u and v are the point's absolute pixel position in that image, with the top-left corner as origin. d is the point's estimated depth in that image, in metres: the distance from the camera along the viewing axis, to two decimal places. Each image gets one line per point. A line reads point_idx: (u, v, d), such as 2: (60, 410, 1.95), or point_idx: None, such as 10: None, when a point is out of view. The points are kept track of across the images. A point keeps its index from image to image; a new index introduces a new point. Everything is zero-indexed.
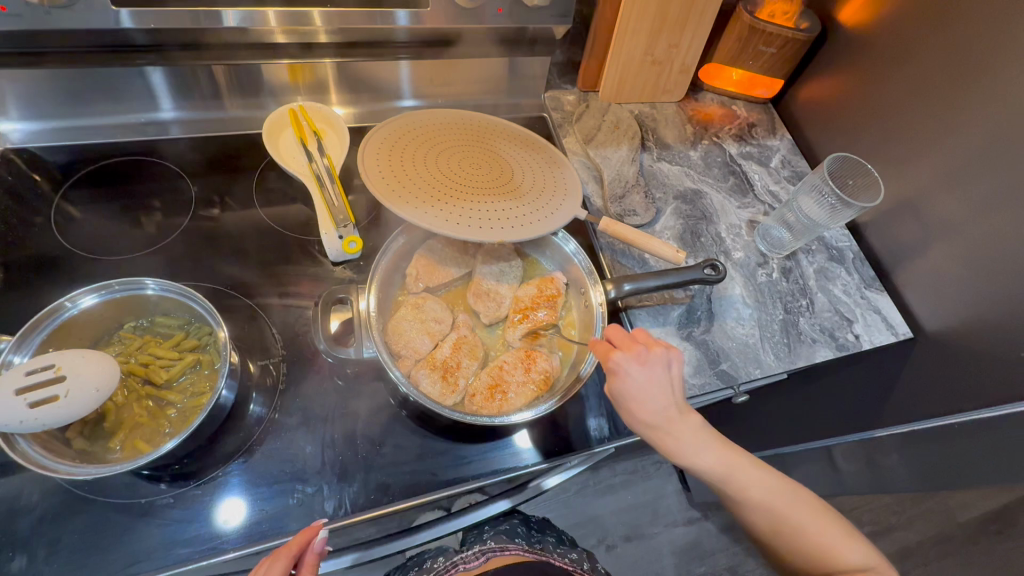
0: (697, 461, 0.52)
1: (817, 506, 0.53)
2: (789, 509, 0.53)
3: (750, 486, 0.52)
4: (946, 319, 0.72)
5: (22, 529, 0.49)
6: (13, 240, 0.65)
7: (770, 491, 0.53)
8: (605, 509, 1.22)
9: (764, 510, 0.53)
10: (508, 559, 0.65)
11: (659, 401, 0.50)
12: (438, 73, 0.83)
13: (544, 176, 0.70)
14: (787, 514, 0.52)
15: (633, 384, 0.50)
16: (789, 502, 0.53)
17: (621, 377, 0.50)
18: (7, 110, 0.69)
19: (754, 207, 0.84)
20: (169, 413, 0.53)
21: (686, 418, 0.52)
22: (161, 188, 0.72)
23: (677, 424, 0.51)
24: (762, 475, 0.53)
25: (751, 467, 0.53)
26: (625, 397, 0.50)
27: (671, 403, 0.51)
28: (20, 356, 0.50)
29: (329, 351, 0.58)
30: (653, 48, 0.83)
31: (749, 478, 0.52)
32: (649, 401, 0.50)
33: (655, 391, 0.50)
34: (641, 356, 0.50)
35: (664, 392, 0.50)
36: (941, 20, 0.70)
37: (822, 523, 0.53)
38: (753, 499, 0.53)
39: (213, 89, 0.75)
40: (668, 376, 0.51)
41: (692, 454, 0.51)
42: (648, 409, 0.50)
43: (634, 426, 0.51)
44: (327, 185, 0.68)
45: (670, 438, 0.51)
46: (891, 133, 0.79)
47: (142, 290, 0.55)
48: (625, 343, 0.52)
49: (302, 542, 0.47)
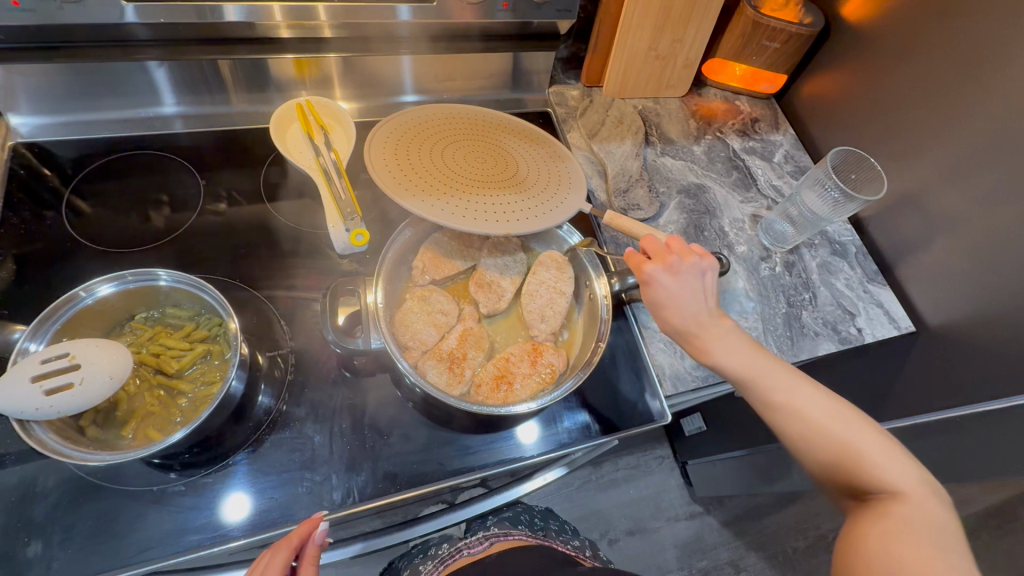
0: (722, 362, 0.51)
1: (857, 420, 0.47)
2: (823, 417, 0.47)
3: (776, 390, 0.49)
4: (949, 312, 0.72)
5: (37, 515, 0.50)
6: (25, 233, 0.66)
7: (796, 397, 0.49)
8: (608, 503, 1.22)
9: (790, 411, 0.48)
10: (511, 544, 0.66)
11: (693, 304, 0.51)
12: (442, 69, 0.83)
13: (548, 170, 0.71)
14: (815, 420, 0.47)
15: (663, 292, 0.51)
16: (822, 409, 0.48)
17: (653, 287, 0.52)
18: (18, 105, 0.70)
19: (758, 202, 0.84)
20: (181, 403, 0.54)
21: (718, 323, 0.52)
22: (169, 182, 0.73)
23: (708, 328, 0.51)
24: (794, 380, 0.50)
25: (784, 374, 0.50)
26: (658, 303, 0.51)
27: (702, 309, 0.51)
28: (35, 344, 0.51)
29: (339, 342, 0.58)
30: (657, 43, 0.84)
31: (777, 382, 0.49)
32: (680, 305, 0.51)
33: (687, 295, 0.51)
34: (674, 266, 0.52)
35: (695, 297, 0.51)
36: (944, 14, 0.71)
37: (860, 436, 0.47)
38: (776, 403, 0.49)
39: (220, 84, 0.76)
40: (699, 283, 0.52)
41: (720, 353, 0.51)
42: (679, 314, 0.51)
43: (666, 327, 0.52)
44: (333, 179, 0.69)
45: (698, 339, 0.51)
46: (894, 127, 0.79)
47: (155, 281, 0.56)
48: (660, 255, 0.53)
49: (302, 534, 0.48)
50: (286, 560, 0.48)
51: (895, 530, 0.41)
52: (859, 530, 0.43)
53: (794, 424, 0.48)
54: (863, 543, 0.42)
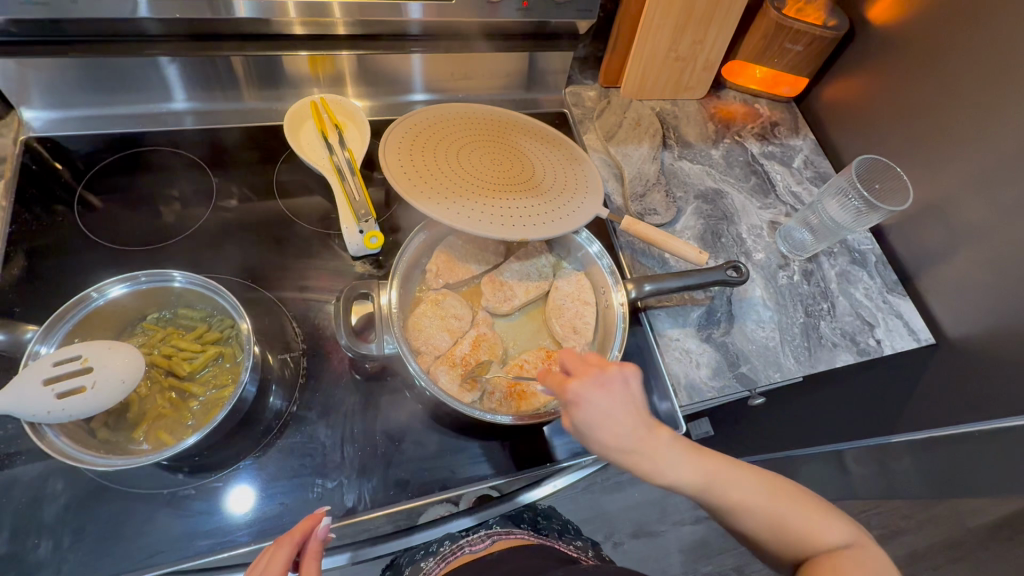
0: (673, 478, 0.45)
1: (794, 493, 0.46)
2: (770, 503, 0.45)
3: (728, 488, 0.45)
4: (970, 326, 0.70)
5: (47, 516, 0.50)
6: (36, 229, 0.66)
7: (742, 492, 0.45)
8: (613, 506, 1.22)
9: (743, 507, 0.45)
10: (511, 542, 0.65)
11: (631, 421, 0.44)
12: (457, 67, 0.81)
13: (564, 173, 0.70)
14: (761, 505, 0.45)
15: (594, 413, 0.44)
16: (762, 495, 0.45)
17: (582, 408, 0.44)
18: (31, 98, 0.70)
19: (777, 208, 0.83)
20: (192, 405, 0.53)
21: (657, 434, 0.45)
22: (181, 179, 0.72)
23: (650, 445, 0.45)
24: (736, 473, 0.46)
25: (724, 467, 0.46)
26: (592, 428, 0.44)
27: (639, 422, 0.44)
28: (47, 346, 0.50)
29: (352, 347, 0.57)
30: (677, 45, 0.82)
31: (725, 481, 0.45)
32: (616, 425, 0.44)
33: (620, 413, 0.44)
34: (597, 380, 0.45)
35: (629, 411, 0.44)
36: (975, 18, 0.69)
37: (801, 510, 0.45)
38: (732, 502, 0.45)
39: (232, 81, 0.75)
40: (629, 396, 0.45)
41: (669, 469, 0.45)
42: (620, 437, 0.44)
43: (609, 455, 0.45)
44: (348, 180, 0.68)
45: (645, 461, 0.44)
46: (918, 135, 0.78)
47: (168, 282, 0.55)
48: (581, 368, 0.46)
49: (307, 528, 0.47)
50: (288, 558, 0.45)
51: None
52: None
53: (747, 521, 0.45)
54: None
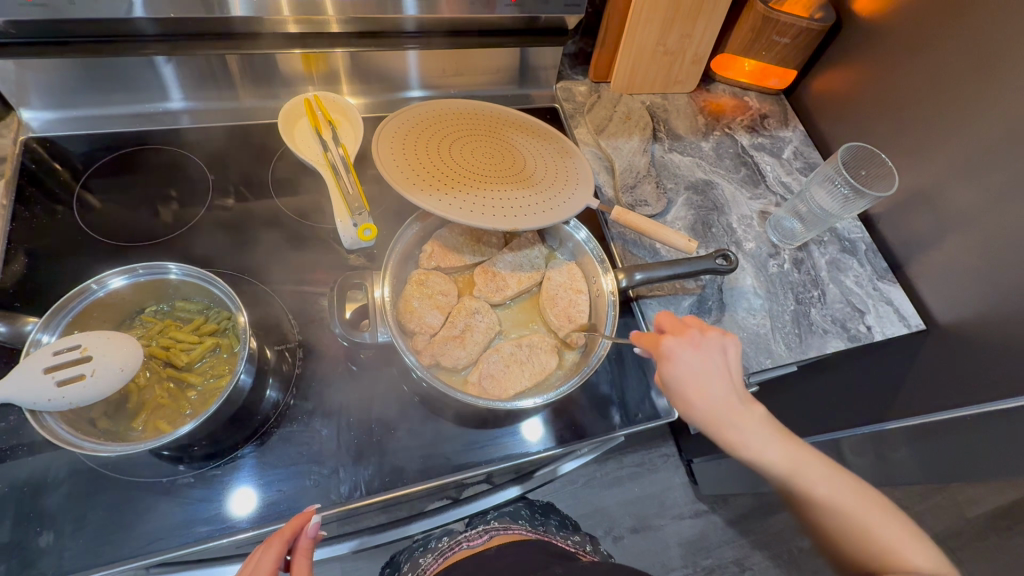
0: (764, 455, 0.46)
1: (887, 510, 0.47)
2: (860, 512, 0.47)
3: (818, 484, 0.47)
4: (958, 310, 0.71)
5: (48, 506, 0.50)
6: (36, 227, 0.67)
7: (845, 496, 0.47)
8: (612, 500, 1.23)
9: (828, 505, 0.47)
10: (510, 536, 0.66)
11: (721, 390, 0.46)
12: (450, 63, 0.82)
13: (555, 165, 0.71)
14: (851, 512, 0.46)
15: (684, 371, 0.46)
16: (846, 494, 0.47)
17: (673, 363, 0.47)
18: (30, 98, 0.71)
19: (766, 198, 0.84)
20: (190, 395, 0.55)
21: (750, 408, 0.47)
22: (178, 178, 0.74)
23: (741, 414, 0.46)
24: (828, 472, 0.48)
25: (819, 466, 0.47)
26: (681, 383, 0.46)
27: (733, 391, 0.46)
28: (47, 335, 0.51)
29: (346, 335, 0.58)
30: (666, 38, 0.83)
31: (812, 475, 0.46)
32: (708, 388, 0.46)
33: (713, 374, 0.46)
34: (693, 342, 0.47)
35: (723, 378, 0.46)
36: (958, 8, 0.70)
37: (890, 526, 0.46)
38: (821, 495, 0.47)
39: (228, 79, 0.76)
40: (725, 362, 0.47)
41: (757, 446, 0.46)
42: (707, 398, 0.46)
43: (691, 417, 0.46)
44: (342, 174, 0.69)
45: (734, 428, 0.46)
46: (904, 123, 0.79)
47: (165, 275, 0.56)
48: (674, 330, 0.49)
49: (296, 526, 0.48)
50: (279, 556, 0.46)
51: None
52: None
53: (841, 523, 0.47)
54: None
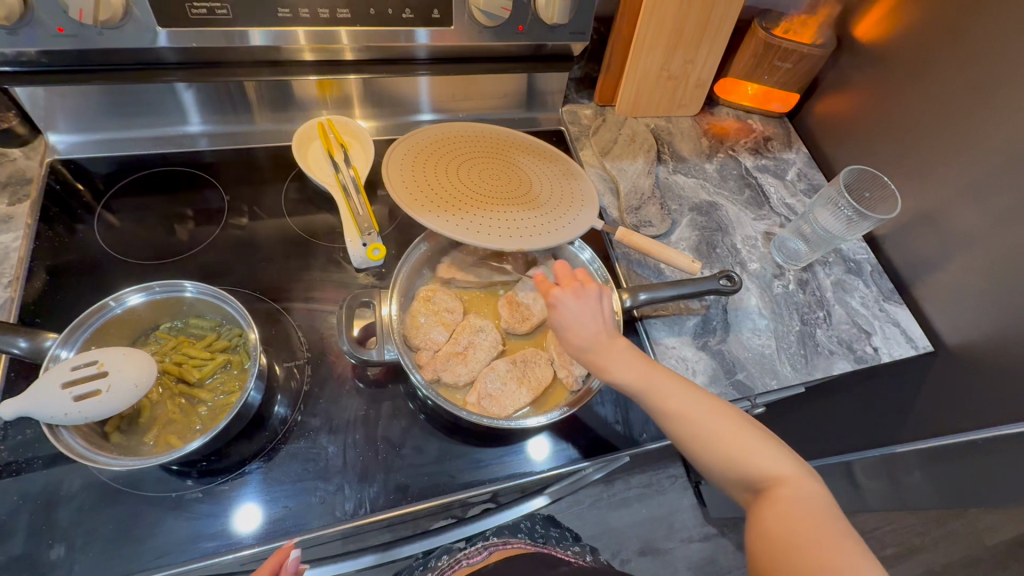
0: (620, 378, 0.50)
1: (737, 420, 0.49)
2: (712, 427, 0.49)
3: (669, 400, 0.49)
4: (966, 332, 0.71)
5: (60, 518, 0.51)
6: (58, 245, 0.69)
7: (700, 412, 0.49)
8: (620, 522, 1.21)
9: (682, 420, 0.49)
10: (510, 551, 0.65)
11: (596, 328, 0.50)
12: (458, 88, 0.85)
13: (561, 187, 0.72)
14: (702, 423, 0.49)
15: (566, 317, 0.50)
16: (704, 411, 0.49)
17: (556, 311, 0.50)
18: (58, 123, 0.74)
19: (771, 219, 0.85)
20: (201, 411, 0.56)
21: (617, 343, 0.51)
22: (194, 198, 0.76)
23: (609, 347, 0.51)
24: (682, 391, 0.50)
25: (674, 384, 0.50)
26: (562, 326, 0.50)
27: (603, 331, 0.50)
28: (67, 350, 0.53)
29: (353, 353, 0.59)
30: (669, 63, 0.85)
31: (669, 394, 0.49)
32: (583, 328, 0.50)
33: (588, 318, 0.50)
34: (576, 292, 0.51)
35: (596, 320, 0.51)
36: (958, 33, 0.71)
37: (743, 437, 0.49)
38: (672, 412, 0.49)
39: (245, 104, 0.79)
40: (601, 308, 0.51)
41: (620, 370, 0.50)
42: (581, 338, 0.50)
43: (572, 353, 0.51)
44: (352, 196, 0.72)
45: (601, 359, 0.51)
46: (908, 146, 0.79)
47: (181, 292, 0.58)
48: (563, 280, 0.52)
49: (273, 564, 0.49)
50: None
51: (784, 513, 0.45)
52: (757, 517, 0.46)
53: (689, 432, 0.49)
54: (766, 534, 0.45)
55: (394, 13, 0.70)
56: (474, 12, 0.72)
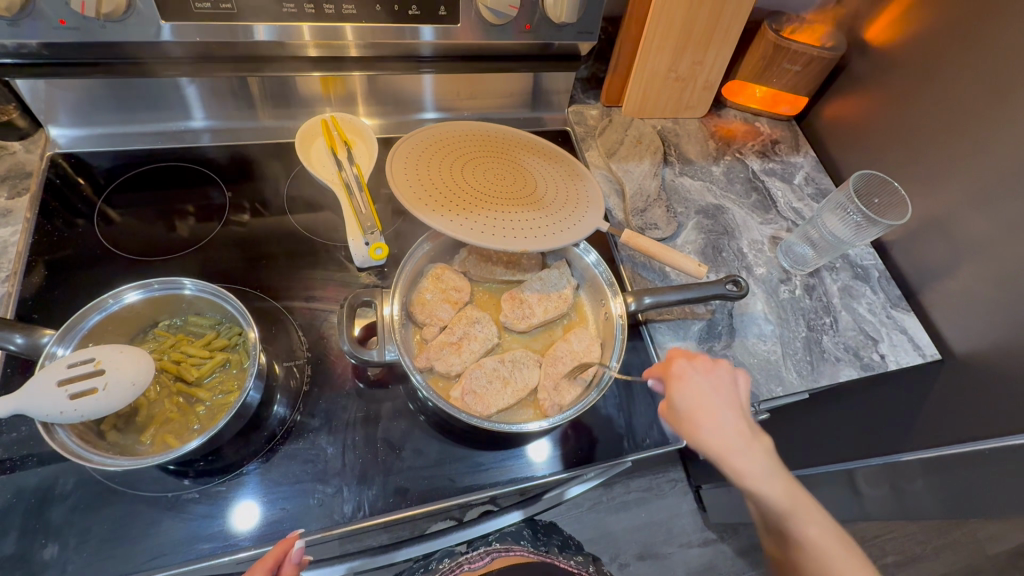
0: (761, 489, 0.46)
1: (871, 564, 0.48)
2: (852, 567, 0.47)
3: (809, 524, 0.47)
4: (976, 341, 0.70)
5: (54, 517, 0.51)
6: (57, 239, 0.68)
7: (830, 543, 0.47)
8: (619, 525, 1.20)
9: (818, 549, 0.47)
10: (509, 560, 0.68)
11: (731, 413, 0.48)
12: (463, 87, 0.84)
13: (566, 188, 0.71)
14: (842, 559, 0.47)
15: (693, 395, 0.48)
16: (843, 548, 0.47)
17: (683, 382, 0.49)
18: (59, 117, 0.74)
19: (777, 224, 0.84)
20: (199, 410, 0.55)
21: (758, 439, 0.48)
22: (196, 194, 0.75)
23: (750, 444, 0.47)
24: (823, 519, 0.48)
25: (813, 507, 0.48)
26: (690, 404, 0.48)
27: (739, 415, 0.48)
28: (63, 348, 0.52)
29: (354, 352, 0.58)
30: (677, 64, 0.84)
31: (808, 516, 0.47)
32: (716, 409, 0.47)
33: (722, 399, 0.48)
34: (705, 366, 0.50)
35: (730, 404, 0.48)
36: (971, 38, 0.70)
37: None
38: (809, 539, 0.47)
39: (249, 100, 0.78)
40: (733, 389, 0.49)
41: (760, 479, 0.46)
42: (715, 422, 0.47)
43: (700, 438, 0.47)
44: (355, 194, 0.71)
45: (738, 455, 0.46)
46: (917, 152, 0.78)
47: (180, 290, 0.58)
48: (688, 356, 0.52)
49: (277, 555, 0.47)
50: None
51: None
52: None
53: (826, 567, 0.47)
54: None
55: (399, 9, 0.69)
56: (481, 9, 0.71)
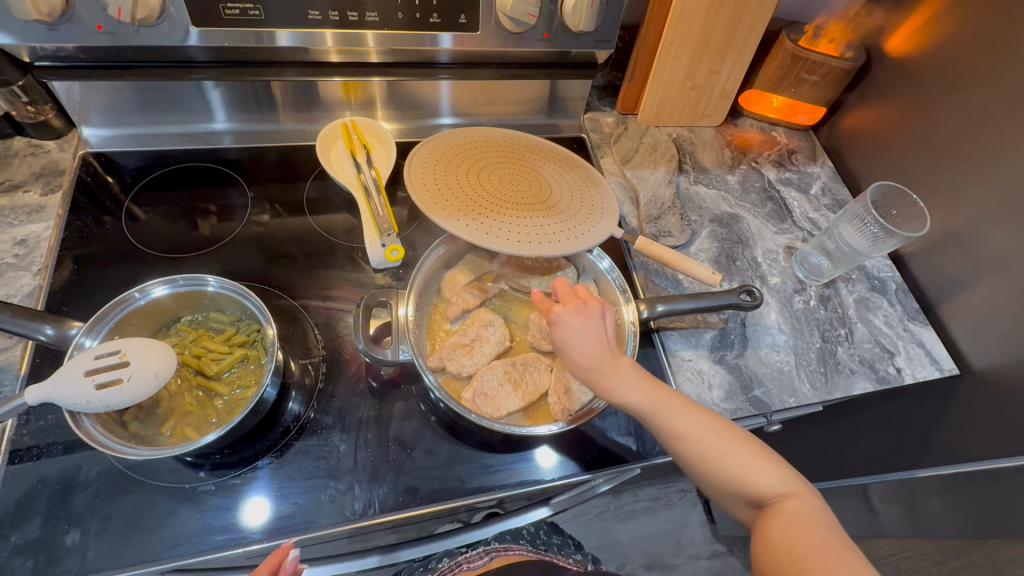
0: (626, 399, 0.50)
1: (741, 441, 0.50)
2: (714, 442, 0.50)
3: (675, 420, 0.50)
4: (995, 357, 0.68)
5: (77, 504, 0.52)
6: (86, 235, 0.71)
7: (698, 430, 0.50)
8: (627, 534, 1.19)
9: (690, 440, 0.49)
10: (511, 558, 0.64)
11: (596, 345, 0.50)
12: (480, 93, 0.85)
13: (581, 195, 0.72)
14: (709, 443, 0.49)
15: (568, 334, 0.50)
16: (713, 433, 0.50)
17: (559, 329, 0.50)
18: (91, 117, 0.76)
19: (793, 233, 0.83)
20: (217, 404, 0.56)
21: (622, 362, 0.51)
22: (218, 194, 0.77)
23: (613, 367, 0.50)
24: (693, 411, 0.51)
25: (681, 405, 0.50)
26: (567, 347, 0.50)
27: (606, 348, 0.50)
28: (90, 339, 0.54)
29: (368, 352, 0.59)
30: (693, 73, 0.85)
31: (675, 414, 0.50)
32: (585, 347, 0.50)
33: (592, 338, 0.50)
34: (577, 309, 0.50)
35: (600, 339, 0.50)
36: (992, 51, 0.70)
37: (746, 457, 0.49)
38: (677, 433, 0.50)
39: (271, 103, 0.80)
40: (603, 327, 0.51)
41: (624, 392, 0.50)
42: (585, 358, 0.50)
43: (575, 372, 0.51)
44: (373, 197, 0.73)
45: (605, 378, 0.50)
46: (936, 165, 0.78)
47: (203, 286, 0.59)
48: (566, 297, 0.52)
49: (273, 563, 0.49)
50: None
51: (797, 528, 0.45)
52: (764, 534, 0.46)
53: (692, 451, 0.50)
54: (774, 548, 0.46)
55: (420, 17, 0.71)
56: (500, 17, 0.72)
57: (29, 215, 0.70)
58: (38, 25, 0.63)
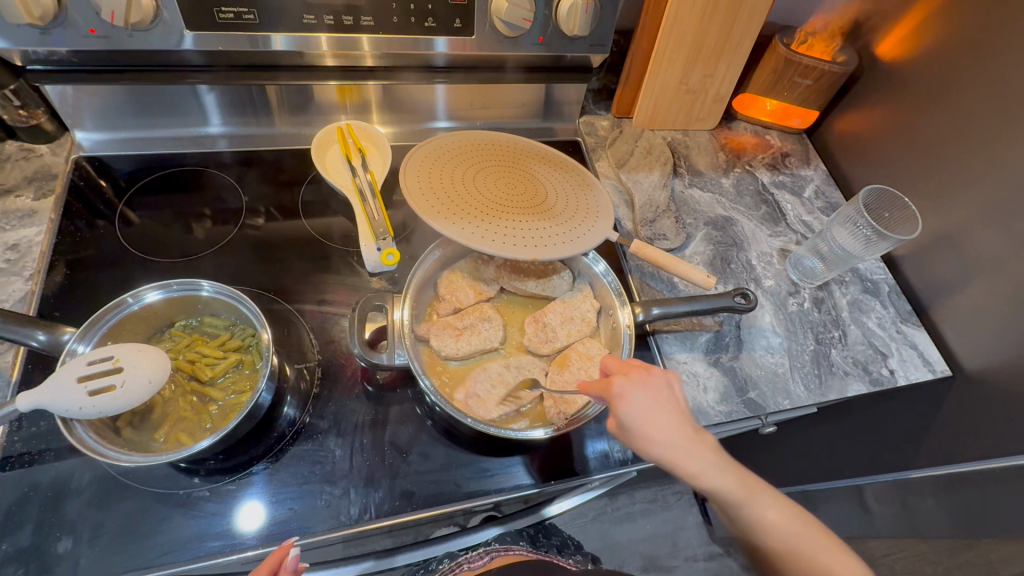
0: (712, 486, 0.43)
1: (826, 535, 0.45)
2: (798, 533, 0.44)
3: (765, 508, 0.44)
4: (985, 358, 0.69)
5: (69, 511, 0.52)
6: (79, 240, 0.70)
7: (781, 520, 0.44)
8: (624, 536, 1.20)
9: (775, 530, 0.44)
10: (510, 559, 0.66)
11: (673, 420, 0.44)
12: (475, 97, 0.85)
13: (576, 199, 0.72)
14: (792, 534, 0.44)
15: (637, 409, 0.44)
16: (794, 521, 0.44)
17: (626, 401, 0.45)
18: (84, 120, 0.76)
19: (787, 236, 0.84)
20: (211, 409, 0.56)
21: (703, 437, 0.44)
22: (213, 197, 0.77)
23: (696, 445, 0.44)
24: (777, 499, 0.45)
25: (765, 490, 0.45)
26: (638, 422, 0.44)
27: (685, 421, 0.44)
28: (83, 345, 0.54)
29: (364, 356, 0.59)
30: (687, 77, 0.85)
31: (761, 503, 0.44)
32: (661, 421, 0.44)
33: (664, 407, 0.44)
34: (642, 379, 0.46)
35: (673, 412, 0.44)
36: (982, 56, 0.70)
37: (832, 551, 0.44)
38: (766, 523, 0.44)
39: (266, 107, 0.80)
40: (675, 398, 0.45)
41: (712, 477, 0.43)
42: (664, 434, 0.43)
43: (651, 455, 0.44)
44: (368, 200, 0.73)
45: (690, 461, 0.43)
46: (928, 168, 0.78)
47: (197, 291, 0.59)
48: (624, 370, 0.48)
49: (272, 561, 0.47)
50: None
51: None
52: None
53: (776, 541, 0.44)
54: None
55: (415, 21, 0.71)
56: (495, 22, 0.72)
57: (22, 219, 0.70)
58: (30, 29, 0.63)
